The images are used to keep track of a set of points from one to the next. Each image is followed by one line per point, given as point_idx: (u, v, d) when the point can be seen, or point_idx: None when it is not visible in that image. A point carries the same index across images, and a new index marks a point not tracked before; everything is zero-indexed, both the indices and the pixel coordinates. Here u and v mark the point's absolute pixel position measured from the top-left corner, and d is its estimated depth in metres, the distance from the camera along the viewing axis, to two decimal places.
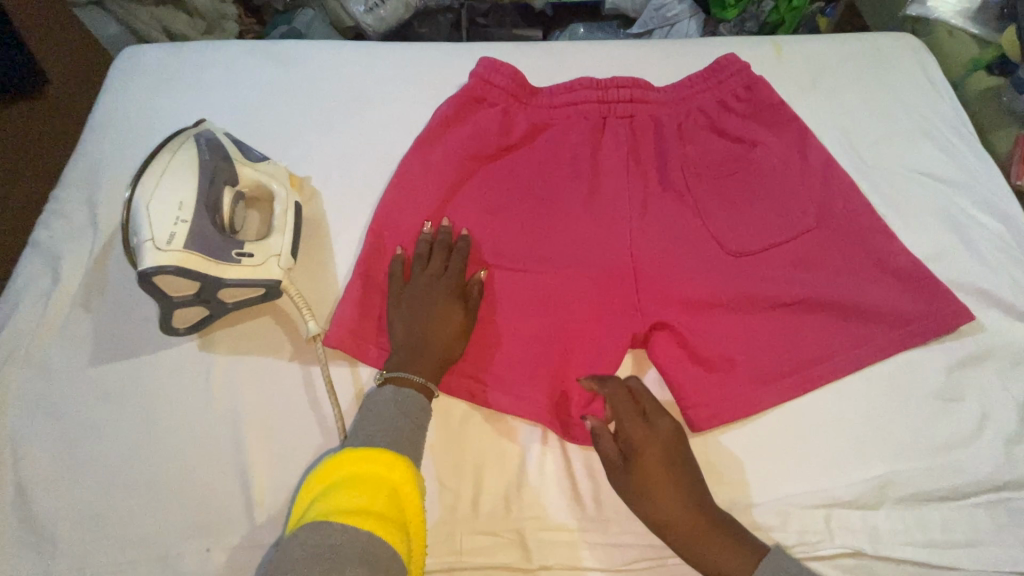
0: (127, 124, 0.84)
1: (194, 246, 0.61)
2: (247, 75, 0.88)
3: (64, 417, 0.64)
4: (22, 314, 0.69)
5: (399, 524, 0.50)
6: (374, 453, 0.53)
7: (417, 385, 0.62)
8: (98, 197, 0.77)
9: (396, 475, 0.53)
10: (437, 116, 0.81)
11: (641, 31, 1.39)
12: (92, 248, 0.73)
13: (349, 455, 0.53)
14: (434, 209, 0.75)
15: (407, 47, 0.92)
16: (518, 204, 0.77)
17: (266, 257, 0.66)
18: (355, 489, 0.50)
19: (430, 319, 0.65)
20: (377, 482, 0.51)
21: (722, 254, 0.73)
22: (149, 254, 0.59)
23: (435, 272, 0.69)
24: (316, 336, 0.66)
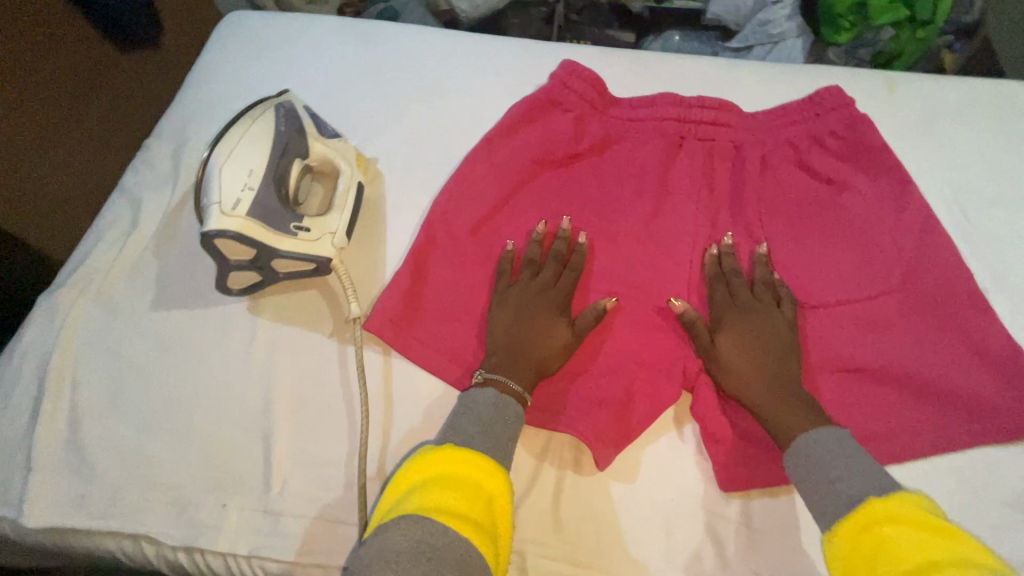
0: (219, 85, 0.88)
1: (255, 215, 0.63)
2: (335, 50, 0.91)
3: (121, 353, 0.67)
4: (101, 251, 0.74)
5: (490, 532, 0.51)
6: (474, 460, 0.54)
7: (513, 392, 0.61)
8: (183, 151, 0.82)
9: (492, 484, 0.53)
10: (510, 112, 0.80)
11: (740, 46, 1.30)
12: (170, 199, 0.78)
13: (451, 454, 0.54)
14: (490, 207, 0.74)
15: (491, 40, 0.91)
16: (577, 215, 0.75)
17: (320, 232, 0.68)
18: (454, 489, 0.51)
19: (552, 331, 0.65)
20: (476, 488, 0.52)
21: (789, 302, 0.68)
22: (214, 216, 0.62)
23: (562, 286, 0.69)
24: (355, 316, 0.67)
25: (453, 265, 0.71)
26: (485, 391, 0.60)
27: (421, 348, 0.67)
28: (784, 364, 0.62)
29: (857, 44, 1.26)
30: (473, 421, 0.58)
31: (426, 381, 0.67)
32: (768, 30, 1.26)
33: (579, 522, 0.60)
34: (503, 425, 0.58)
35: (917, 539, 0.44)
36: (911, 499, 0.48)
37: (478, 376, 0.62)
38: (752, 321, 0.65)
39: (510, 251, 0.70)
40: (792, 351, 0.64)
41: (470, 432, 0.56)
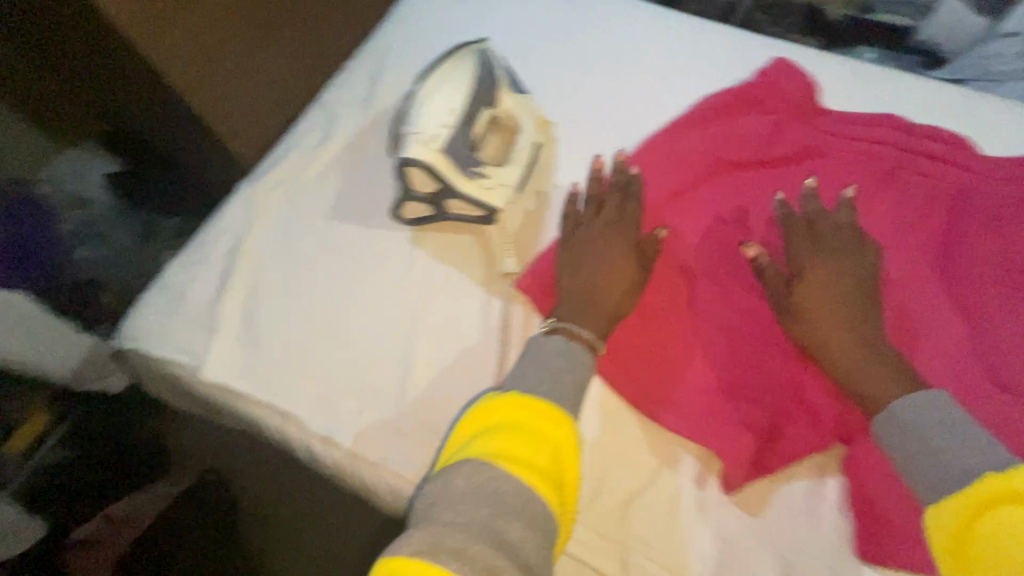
0: (422, 22, 0.91)
1: (446, 151, 0.65)
2: (537, 7, 0.90)
3: (297, 250, 0.74)
4: (296, 155, 0.81)
5: (557, 481, 0.48)
6: (534, 406, 0.51)
7: (585, 339, 0.59)
8: (379, 78, 0.86)
9: (558, 434, 0.50)
10: (707, 102, 0.76)
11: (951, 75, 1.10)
12: (361, 121, 0.83)
13: (511, 401, 0.52)
14: (665, 195, 0.71)
15: (696, 24, 0.86)
16: (756, 222, 0.69)
17: (495, 180, 0.70)
18: (518, 434, 0.49)
19: (613, 278, 0.65)
20: (540, 435, 0.49)
21: (984, 380, 0.60)
22: (411, 144, 0.65)
23: (610, 226, 0.68)
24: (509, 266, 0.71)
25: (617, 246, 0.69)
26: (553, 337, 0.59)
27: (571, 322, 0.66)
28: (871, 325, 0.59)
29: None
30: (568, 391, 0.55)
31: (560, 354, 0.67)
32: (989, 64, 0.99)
33: (692, 537, 0.59)
34: (573, 372, 0.56)
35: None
36: None
37: (546, 325, 0.62)
38: (829, 277, 0.62)
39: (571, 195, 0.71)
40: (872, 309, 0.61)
41: (536, 378, 0.54)
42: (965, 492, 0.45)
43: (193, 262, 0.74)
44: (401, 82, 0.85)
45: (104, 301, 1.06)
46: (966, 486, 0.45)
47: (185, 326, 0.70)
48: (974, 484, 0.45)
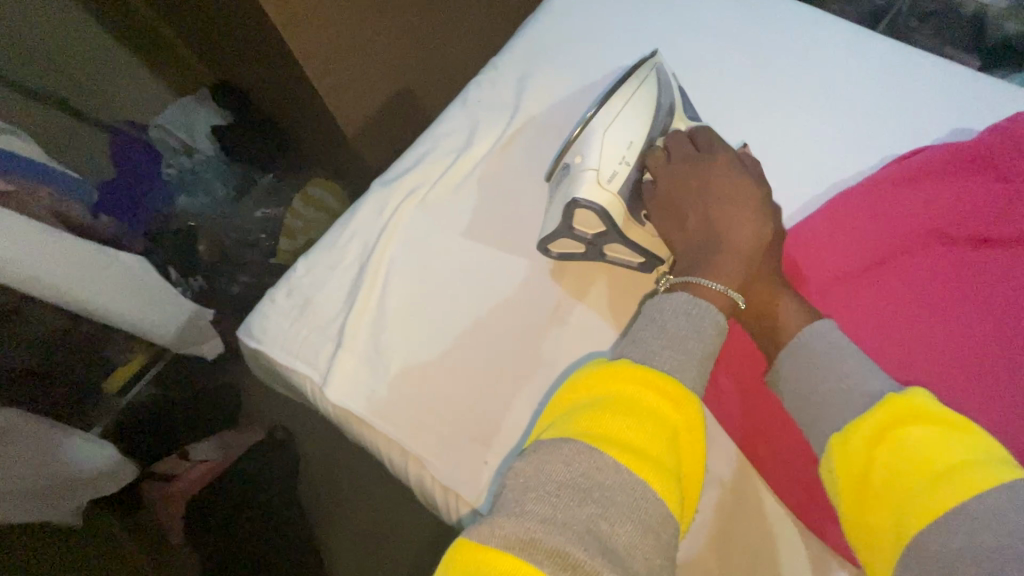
0: (575, 18, 0.82)
1: (622, 194, 0.61)
2: (712, 15, 0.80)
3: (430, 267, 0.69)
4: (434, 159, 0.75)
5: (677, 478, 0.39)
6: (653, 380, 0.42)
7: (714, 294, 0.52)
8: (527, 81, 0.79)
9: (678, 417, 0.41)
10: (920, 153, 0.64)
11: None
12: (505, 128, 0.76)
13: (626, 370, 0.42)
14: (853, 268, 0.62)
15: (905, 53, 0.73)
16: (964, 317, 0.59)
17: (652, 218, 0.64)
18: (633, 417, 0.40)
19: (747, 224, 0.58)
20: (659, 419, 0.40)
21: None
22: (587, 184, 0.59)
23: (732, 165, 0.61)
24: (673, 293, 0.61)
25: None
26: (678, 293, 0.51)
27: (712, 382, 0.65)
28: None
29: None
30: None
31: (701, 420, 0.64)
32: None
33: None
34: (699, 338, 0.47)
35: (951, 433, 0.40)
36: (924, 392, 0.43)
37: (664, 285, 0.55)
38: None
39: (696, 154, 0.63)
40: None
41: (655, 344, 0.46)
42: (876, 411, 0.44)
43: (324, 263, 0.71)
44: (551, 88, 0.78)
45: (200, 247, 1.12)
46: (871, 413, 0.44)
47: (312, 333, 0.67)
48: (875, 410, 0.44)
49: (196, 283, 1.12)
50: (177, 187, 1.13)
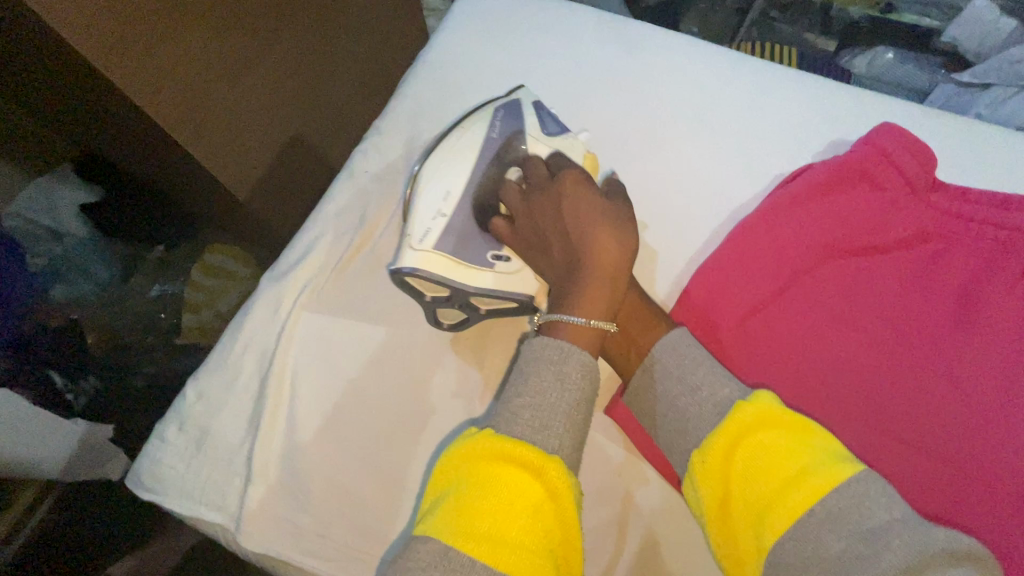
0: (456, 72, 0.80)
1: (444, 248, 0.62)
2: (591, 53, 0.79)
3: (337, 367, 0.62)
4: (327, 243, 0.69)
5: (543, 550, 0.41)
6: (510, 452, 0.45)
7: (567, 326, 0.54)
8: (416, 145, 0.75)
9: (538, 487, 0.44)
10: (804, 177, 0.67)
11: (974, 80, 1.01)
12: (400, 199, 0.71)
13: (482, 448, 0.45)
14: (763, 295, 0.63)
15: (782, 75, 0.76)
16: (873, 328, 0.60)
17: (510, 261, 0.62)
18: (486, 496, 0.42)
19: (611, 243, 0.57)
20: (514, 494, 0.43)
21: None
22: (406, 251, 0.61)
23: (579, 182, 0.60)
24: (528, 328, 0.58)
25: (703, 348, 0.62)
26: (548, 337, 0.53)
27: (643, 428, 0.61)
28: None
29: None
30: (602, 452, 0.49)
31: (643, 481, 0.61)
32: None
33: None
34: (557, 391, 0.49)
35: (786, 441, 0.45)
36: (765, 398, 0.48)
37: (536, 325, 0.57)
38: None
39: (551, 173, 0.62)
40: None
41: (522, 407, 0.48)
42: (723, 426, 0.48)
43: (217, 381, 0.63)
44: None
45: (88, 340, 0.99)
46: (716, 432, 0.48)
47: (217, 471, 0.60)
48: (721, 428, 0.48)
49: (89, 383, 0.99)
50: (50, 276, 0.97)
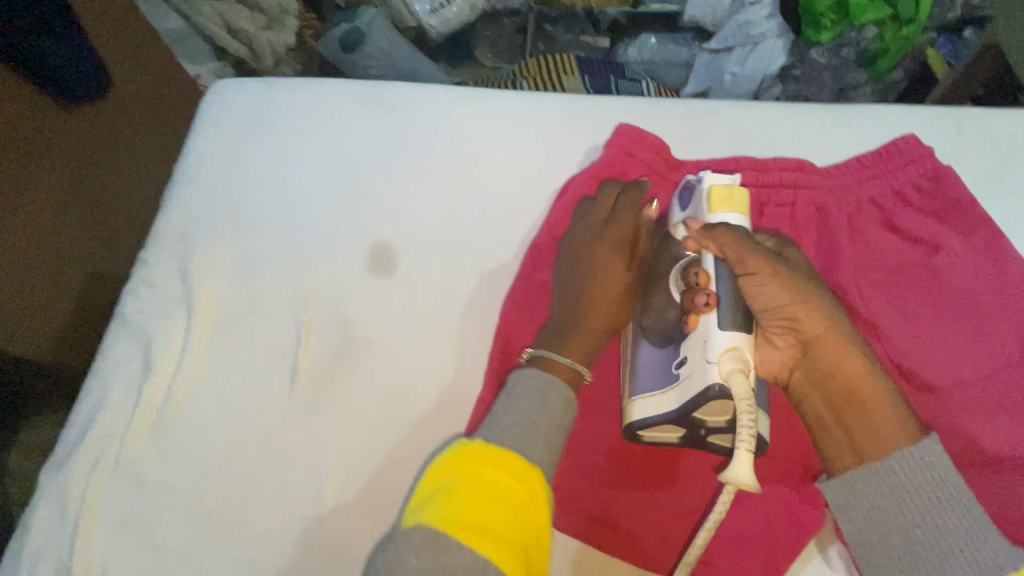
0: (219, 179, 0.77)
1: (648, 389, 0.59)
2: (352, 127, 0.80)
3: (155, 545, 0.57)
4: (110, 410, 0.62)
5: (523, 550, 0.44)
6: (521, 473, 0.47)
7: (563, 367, 0.58)
8: (190, 268, 0.70)
9: (529, 496, 0.46)
10: (570, 182, 0.74)
11: (720, 47, 1.36)
12: (186, 331, 0.66)
13: (500, 458, 0.47)
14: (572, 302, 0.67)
15: (526, 100, 0.82)
16: None
17: (720, 352, 0.53)
18: (487, 505, 0.44)
19: (606, 272, 0.63)
20: (509, 500, 0.45)
21: (903, 380, 0.65)
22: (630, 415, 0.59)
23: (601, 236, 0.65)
24: (743, 443, 0.48)
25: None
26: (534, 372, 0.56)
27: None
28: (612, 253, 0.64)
29: (840, 42, 1.31)
30: (521, 420, 0.52)
31: None
32: (748, 30, 1.33)
33: None
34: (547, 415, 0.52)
35: None
36: None
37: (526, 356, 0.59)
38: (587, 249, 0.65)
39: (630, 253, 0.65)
40: (608, 250, 0.64)
41: (515, 426, 0.51)
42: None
43: None
44: (222, 264, 0.70)
45: None
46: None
47: None
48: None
49: None
50: None
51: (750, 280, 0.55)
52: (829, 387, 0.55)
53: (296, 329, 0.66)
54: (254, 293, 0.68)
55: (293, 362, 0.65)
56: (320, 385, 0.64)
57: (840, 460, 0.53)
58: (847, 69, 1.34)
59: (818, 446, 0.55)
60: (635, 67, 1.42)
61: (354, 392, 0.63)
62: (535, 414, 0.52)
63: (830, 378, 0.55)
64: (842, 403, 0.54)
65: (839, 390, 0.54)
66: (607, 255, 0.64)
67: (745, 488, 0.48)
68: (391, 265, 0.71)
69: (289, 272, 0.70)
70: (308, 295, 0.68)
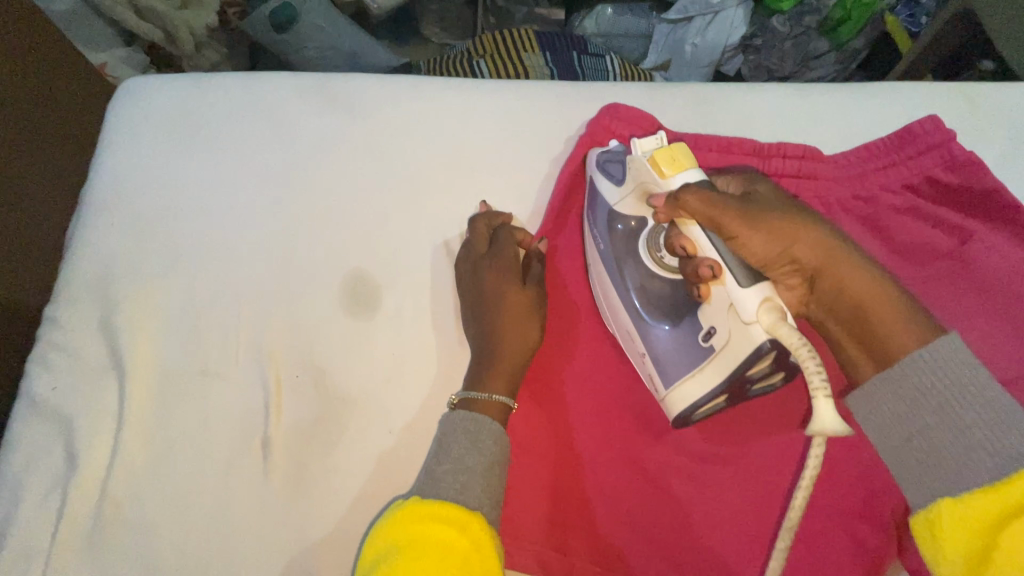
0: (139, 202, 0.62)
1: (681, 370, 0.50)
2: (303, 129, 0.66)
3: None
4: (30, 514, 0.49)
5: None
6: (441, 513, 0.43)
7: (493, 405, 0.52)
8: (114, 321, 0.56)
9: (468, 541, 0.42)
10: (557, 195, 0.64)
11: (678, 16, 1.28)
12: (118, 402, 0.53)
13: (419, 511, 0.43)
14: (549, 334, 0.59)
15: (512, 90, 0.70)
16: None
17: (752, 311, 0.44)
18: (421, 556, 0.40)
19: (509, 298, 0.56)
20: (447, 547, 0.41)
21: None
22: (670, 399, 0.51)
23: (490, 262, 0.58)
24: (818, 389, 0.40)
25: (556, 401, 0.57)
26: (455, 414, 0.51)
27: (535, 509, 0.55)
28: (499, 279, 0.57)
29: (800, 10, 1.26)
30: (442, 460, 0.48)
31: None
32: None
33: None
34: (478, 451, 0.49)
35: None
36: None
37: (449, 402, 0.54)
38: (473, 283, 0.57)
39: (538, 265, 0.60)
40: (497, 275, 0.57)
41: (441, 474, 0.47)
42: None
43: None
44: (154, 313, 0.57)
45: None
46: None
47: None
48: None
49: None
50: None
51: (735, 242, 0.46)
52: (836, 299, 0.45)
53: (261, 393, 0.54)
54: (200, 348, 0.55)
55: (262, 437, 0.53)
56: (298, 464, 0.52)
57: (864, 373, 0.43)
58: (807, 38, 1.28)
59: (846, 372, 0.45)
60: (595, 39, 1.31)
61: (340, 466, 0.53)
62: (465, 452, 0.49)
63: (841, 295, 0.44)
64: (857, 318, 0.44)
65: (850, 302, 0.44)
66: (497, 277, 0.57)
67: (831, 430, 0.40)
68: (372, 302, 0.59)
69: (246, 320, 0.57)
70: (272, 348, 0.56)
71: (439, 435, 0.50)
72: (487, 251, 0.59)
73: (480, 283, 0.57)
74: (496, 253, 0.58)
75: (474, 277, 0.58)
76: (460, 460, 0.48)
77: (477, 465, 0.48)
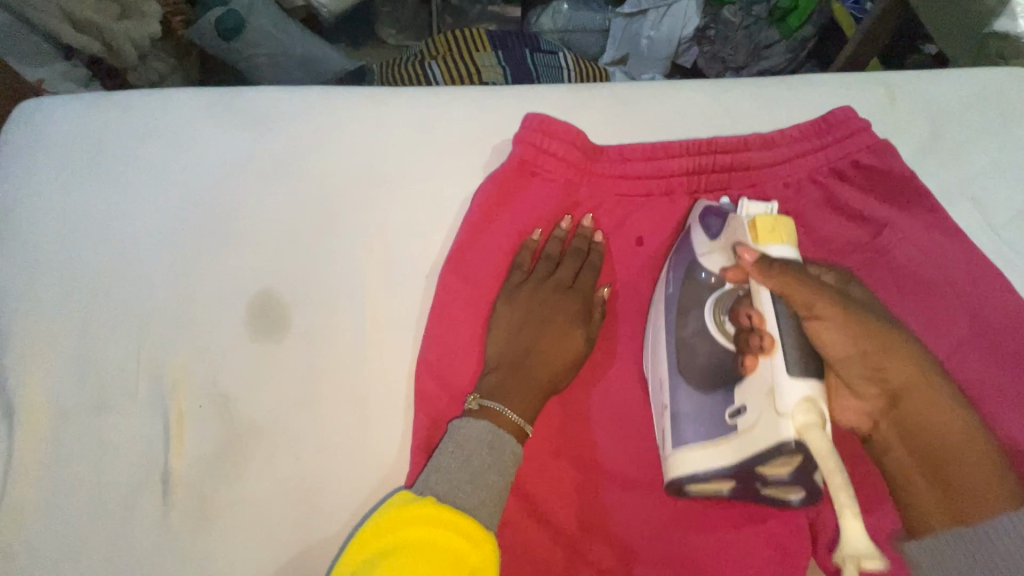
0: (29, 230, 0.59)
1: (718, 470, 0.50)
2: (207, 146, 0.64)
3: None
4: None
5: None
6: (454, 520, 0.43)
7: (511, 425, 0.52)
8: (6, 354, 0.54)
9: (476, 557, 0.42)
10: (474, 201, 0.62)
11: (634, 10, 1.25)
12: (12, 439, 0.52)
13: (437, 513, 0.43)
14: (465, 347, 0.58)
15: (431, 100, 0.69)
16: (612, 316, 0.62)
17: (792, 404, 0.45)
18: (428, 561, 0.40)
19: (557, 330, 0.58)
20: (454, 558, 0.41)
21: None
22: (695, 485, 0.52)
23: (533, 286, 0.60)
24: (846, 507, 0.39)
25: None
26: (479, 422, 0.51)
27: None
28: (567, 308, 0.59)
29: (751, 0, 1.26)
30: (462, 470, 0.48)
31: None
32: None
33: None
34: (497, 472, 0.49)
35: None
36: None
37: (473, 403, 0.53)
38: (536, 305, 0.59)
39: (522, 278, 0.61)
40: (568, 298, 0.60)
41: (458, 482, 0.47)
42: None
43: None
44: (49, 346, 0.55)
45: None
46: None
47: None
48: None
49: None
50: None
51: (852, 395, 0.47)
52: (919, 442, 0.44)
53: (162, 425, 0.53)
54: (99, 382, 0.54)
55: (162, 470, 0.52)
56: (199, 499, 0.51)
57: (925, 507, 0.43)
58: (759, 28, 1.29)
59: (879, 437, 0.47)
60: (548, 36, 1.30)
61: (245, 494, 0.51)
62: (487, 467, 0.49)
63: (918, 434, 0.44)
64: (932, 454, 0.43)
65: (926, 445, 0.44)
66: (563, 299, 0.60)
67: (863, 561, 0.38)
68: (280, 322, 0.57)
69: (146, 350, 0.55)
70: (175, 376, 0.54)
71: (462, 440, 0.50)
72: (572, 269, 0.61)
73: (539, 308, 0.59)
74: (572, 276, 0.61)
75: (525, 304, 0.59)
76: (479, 474, 0.48)
77: (495, 484, 0.48)
